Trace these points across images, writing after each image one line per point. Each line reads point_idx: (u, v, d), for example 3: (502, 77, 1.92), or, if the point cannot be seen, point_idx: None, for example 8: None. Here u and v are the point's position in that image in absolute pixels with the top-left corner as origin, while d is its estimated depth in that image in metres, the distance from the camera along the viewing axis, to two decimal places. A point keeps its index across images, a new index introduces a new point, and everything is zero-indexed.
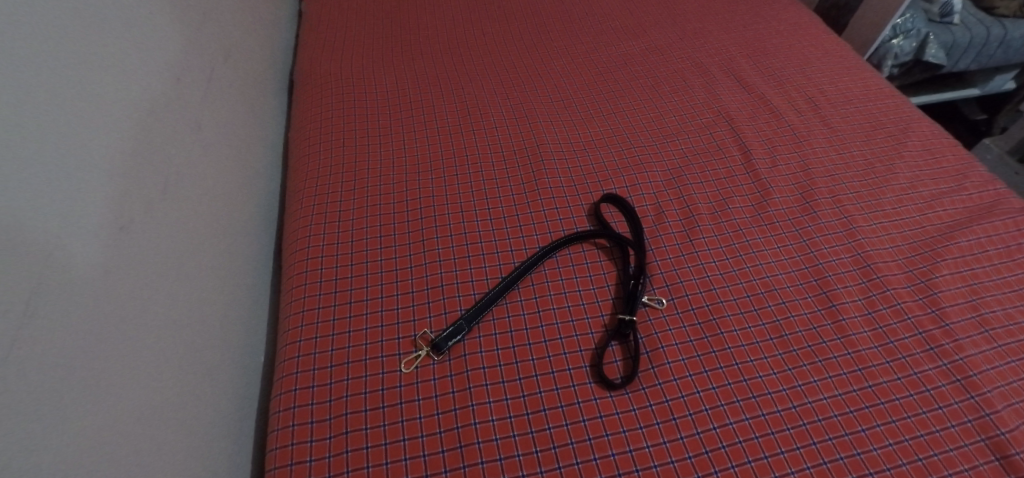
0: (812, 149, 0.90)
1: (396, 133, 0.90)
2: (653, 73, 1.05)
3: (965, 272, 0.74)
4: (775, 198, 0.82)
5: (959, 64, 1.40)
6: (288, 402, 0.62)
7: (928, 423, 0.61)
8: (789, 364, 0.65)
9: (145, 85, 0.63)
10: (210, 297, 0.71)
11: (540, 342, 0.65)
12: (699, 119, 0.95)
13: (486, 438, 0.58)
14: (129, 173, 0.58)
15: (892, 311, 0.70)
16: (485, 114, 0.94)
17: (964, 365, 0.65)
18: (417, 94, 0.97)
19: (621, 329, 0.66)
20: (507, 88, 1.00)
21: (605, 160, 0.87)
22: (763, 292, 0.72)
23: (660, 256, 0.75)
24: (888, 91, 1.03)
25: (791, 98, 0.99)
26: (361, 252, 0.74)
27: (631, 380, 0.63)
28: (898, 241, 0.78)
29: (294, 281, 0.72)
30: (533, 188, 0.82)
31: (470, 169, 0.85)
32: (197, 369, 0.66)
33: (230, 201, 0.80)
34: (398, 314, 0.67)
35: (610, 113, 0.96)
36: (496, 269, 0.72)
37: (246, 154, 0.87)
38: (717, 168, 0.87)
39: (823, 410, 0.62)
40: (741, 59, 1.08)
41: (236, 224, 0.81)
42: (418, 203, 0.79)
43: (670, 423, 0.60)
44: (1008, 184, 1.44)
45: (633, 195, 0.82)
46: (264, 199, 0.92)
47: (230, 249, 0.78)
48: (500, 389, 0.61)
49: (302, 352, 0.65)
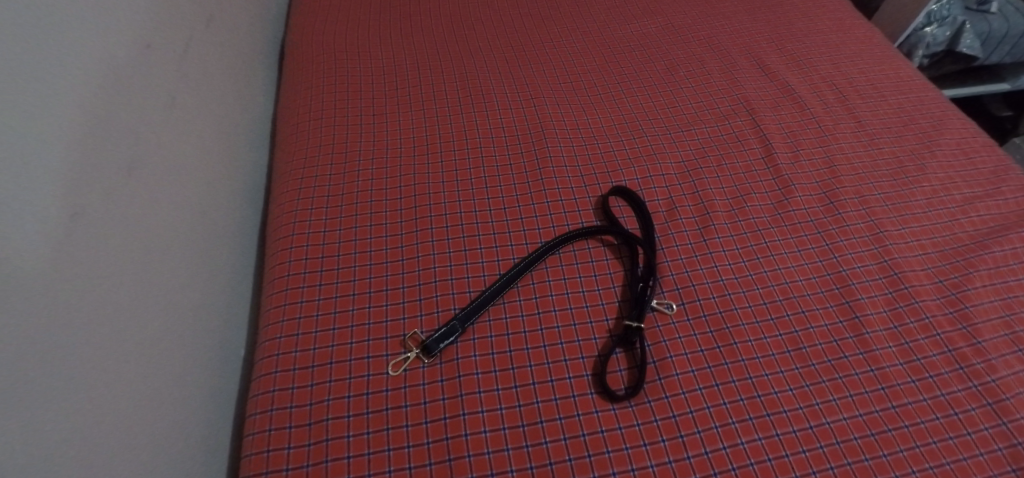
0: (838, 144, 0.84)
1: (392, 112, 0.84)
2: (670, 55, 0.98)
3: (1000, 285, 0.70)
4: (797, 197, 0.77)
5: (993, 56, 1.32)
6: (265, 404, 0.57)
7: (954, 449, 0.57)
8: (807, 380, 0.61)
9: (112, 53, 0.57)
10: (184, 285, 0.66)
11: (539, 347, 0.60)
12: (718, 107, 0.89)
13: (477, 452, 0.53)
14: (92, 151, 0.52)
15: (920, 326, 0.65)
16: (488, 94, 0.87)
17: (996, 387, 0.61)
18: (416, 71, 0.91)
19: (627, 336, 0.61)
20: (512, 67, 0.93)
21: (616, 149, 0.81)
22: (781, 300, 0.67)
23: (671, 257, 0.70)
24: (921, 83, 0.96)
25: (817, 87, 0.93)
26: (348, 242, 0.68)
27: (636, 391, 0.58)
28: (928, 248, 0.73)
29: (276, 271, 0.67)
30: (536, 176, 0.76)
31: (470, 154, 0.79)
32: (168, 363, 0.61)
33: (208, 182, 0.74)
34: (386, 311, 0.62)
35: (622, 97, 0.90)
36: (494, 265, 0.67)
37: (227, 130, 0.81)
38: (735, 161, 0.81)
39: (842, 432, 0.58)
40: (764, 43, 1.01)
41: (214, 205, 0.75)
42: (412, 190, 0.74)
43: (676, 441, 0.55)
44: None
45: (644, 188, 0.77)
46: (246, 178, 0.86)
47: (207, 233, 0.72)
48: (494, 398, 0.57)
49: (282, 350, 0.60)
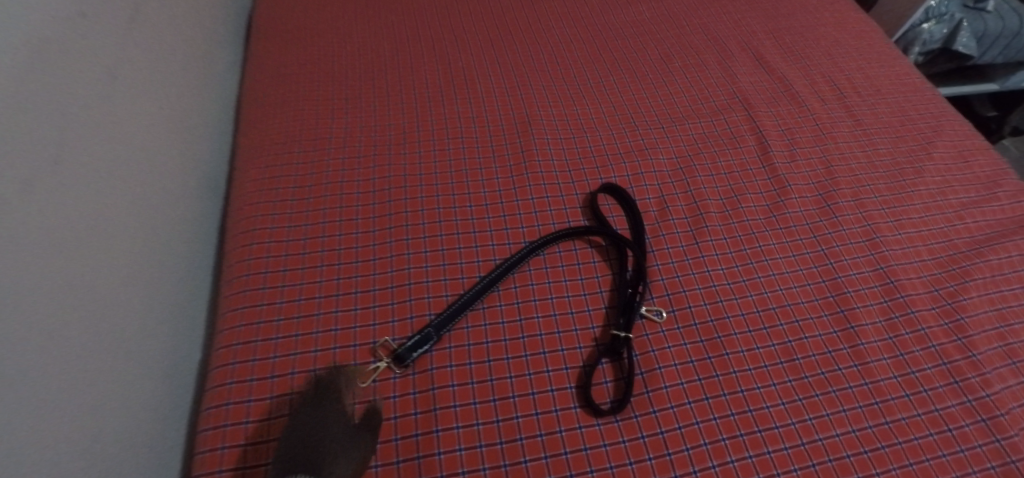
0: (835, 143, 0.81)
1: (366, 97, 0.78)
2: (664, 44, 0.94)
3: (994, 294, 0.68)
4: (793, 198, 0.74)
5: (986, 55, 1.31)
6: (217, 419, 0.50)
7: (947, 466, 0.55)
8: (800, 394, 0.58)
9: (43, 20, 0.50)
10: (138, 282, 0.60)
11: (520, 357, 0.56)
12: (712, 101, 0.85)
13: (451, 472, 0.49)
14: (20, 130, 0.46)
15: (915, 337, 0.63)
16: (471, 81, 0.82)
17: (990, 402, 0.59)
18: (393, 54, 0.85)
19: (615, 345, 0.57)
20: (497, 52, 0.88)
21: (606, 142, 0.77)
22: (774, 308, 0.64)
23: (661, 260, 0.66)
24: (919, 82, 0.94)
25: (814, 83, 0.89)
26: (316, 239, 0.63)
27: (624, 405, 0.54)
28: (923, 255, 0.71)
29: (234, 269, 0.61)
30: (521, 170, 0.72)
31: (450, 144, 0.74)
32: (123, 367, 0.55)
33: (162, 167, 0.67)
34: (356, 316, 0.57)
35: (613, 87, 0.85)
36: (473, 266, 0.62)
37: (184, 111, 0.74)
38: (730, 158, 0.77)
39: (834, 449, 0.55)
40: (761, 35, 0.97)
41: (170, 192, 0.68)
42: (386, 182, 0.68)
43: (664, 459, 0.52)
44: None
45: (634, 186, 0.73)
46: (207, 163, 0.79)
47: (162, 224, 0.66)
48: (470, 412, 0.52)
49: (238, 359, 0.54)
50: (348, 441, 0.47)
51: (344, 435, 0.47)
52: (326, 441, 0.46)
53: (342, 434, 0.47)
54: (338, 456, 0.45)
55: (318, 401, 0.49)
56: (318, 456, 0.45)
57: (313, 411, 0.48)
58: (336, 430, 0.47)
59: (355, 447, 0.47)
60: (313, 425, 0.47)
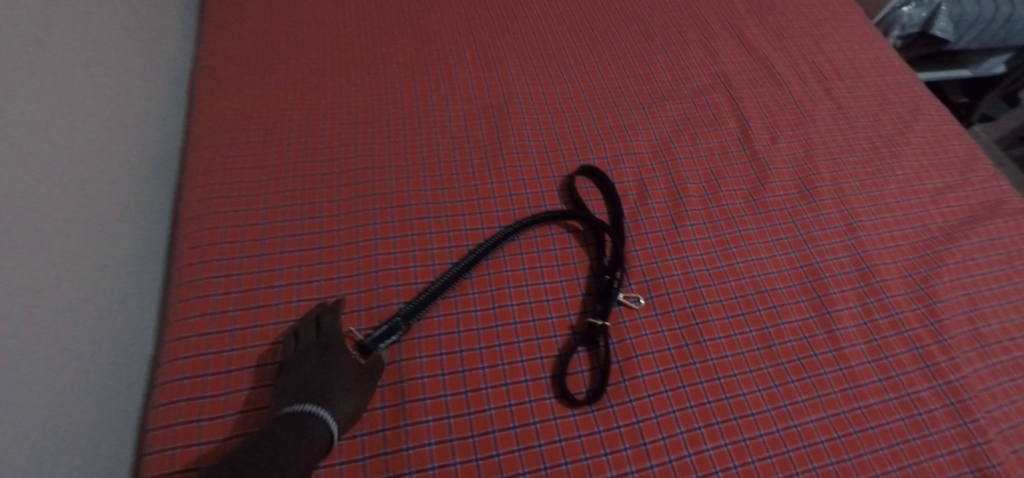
0: (816, 127, 0.80)
1: (331, 72, 0.73)
2: (646, 21, 0.91)
3: (965, 279, 0.68)
4: (772, 182, 0.72)
5: (963, 40, 1.31)
6: (168, 418, 0.47)
7: (917, 451, 0.56)
8: (776, 380, 0.58)
9: None
10: (81, 270, 0.55)
11: (493, 346, 0.54)
12: (694, 81, 0.83)
13: (420, 467, 0.47)
14: None
15: (889, 322, 0.63)
16: (444, 56, 0.78)
17: (959, 386, 0.60)
18: (361, 26, 0.80)
19: (591, 334, 0.55)
20: (472, 26, 0.84)
21: (585, 122, 0.74)
22: (752, 294, 0.63)
23: (640, 245, 0.65)
24: (899, 65, 0.93)
25: (796, 64, 0.88)
26: (275, 224, 0.59)
27: (598, 395, 0.53)
28: (899, 240, 0.71)
29: (186, 257, 0.56)
30: (496, 150, 0.69)
31: (421, 123, 0.70)
32: (68, 361, 0.52)
33: (104, 144, 0.62)
34: (319, 305, 0.54)
35: (593, 65, 0.82)
36: (445, 252, 0.59)
37: (129, 84, 0.69)
38: (710, 141, 0.76)
39: (809, 435, 0.55)
40: (744, 14, 0.95)
41: (116, 171, 0.63)
42: (353, 163, 0.65)
43: (639, 449, 0.51)
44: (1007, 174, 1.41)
45: (613, 168, 0.70)
46: (160, 139, 0.73)
47: (108, 206, 0.61)
48: (441, 405, 0.50)
49: (190, 352, 0.50)
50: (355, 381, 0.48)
51: (351, 377, 0.48)
52: (332, 383, 0.47)
53: (348, 377, 0.48)
54: (344, 396, 0.47)
55: (326, 347, 0.50)
56: (324, 396, 0.46)
57: (320, 356, 0.49)
58: (343, 374, 0.48)
59: (361, 389, 0.48)
60: (318, 369, 0.48)
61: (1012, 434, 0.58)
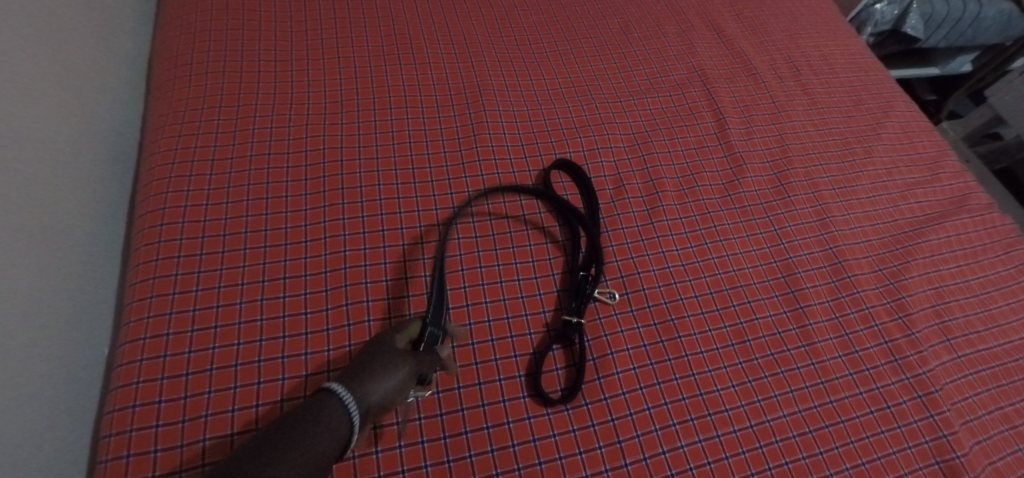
0: (791, 122, 0.80)
1: (298, 61, 0.71)
2: (623, 13, 0.90)
3: (933, 274, 0.69)
4: (748, 177, 0.72)
5: (932, 38, 1.34)
6: (122, 424, 0.44)
7: (885, 443, 0.56)
8: (750, 375, 0.58)
9: None
10: (26, 267, 0.51)
11: (466, 345, 0.53)
12: (671, 75, 0.82)
13: (390, 470, 0.46)
14: None
15: (860, 317, 0.64)
16: (418, 44, 0.76)
17: (927, 379, 0.61)
18: (329, 14, 0.77)
19: (566, 331, 0.55)
20: (447, 15, 0.82)
21: (561, 115, 0.73)
22: (727, 289, 0.63)
23: (616, 240, 0.64)
24: (871, 62, 0.94)
25: (772, 59, 0.88)
26: (239, 219, 0.56)
27: (573, 394, 0.52)
28: (870, 235, 0.72)
29: (140, 253, 0.53)
30: (470, 143, 0.67)
31: (393, 114, 0.68)
32: (20, 363, 0.49)
33: (52, 133, 0.58)
34: (284, 304, 0.52)
35: (570, 56, 0.81)
36: (417, 248, 0.58)
37: (79, 69, 0.64)
38: (687, 135, 0.75)
39: (781, 430, 0.55)
40: (721, 8, 0.94)
41: (64, 162, 0.59)
42: (321, 156, 0.62)
43: (614, 448, 0.50)
44: (975, 172, 1.43)
45: (590, 162, 0.69)
46: (116, 129, 0.69)
47: (57, 199, 0.57)
48: (411, 406, 0.49)
49: (146, 355, 0.47)
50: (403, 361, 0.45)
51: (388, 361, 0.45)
52: (373, 359, 0.44)
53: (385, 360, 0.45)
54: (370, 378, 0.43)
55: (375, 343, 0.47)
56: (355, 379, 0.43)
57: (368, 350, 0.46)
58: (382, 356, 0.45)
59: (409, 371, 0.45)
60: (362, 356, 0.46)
61: (975, 425, 0.60)
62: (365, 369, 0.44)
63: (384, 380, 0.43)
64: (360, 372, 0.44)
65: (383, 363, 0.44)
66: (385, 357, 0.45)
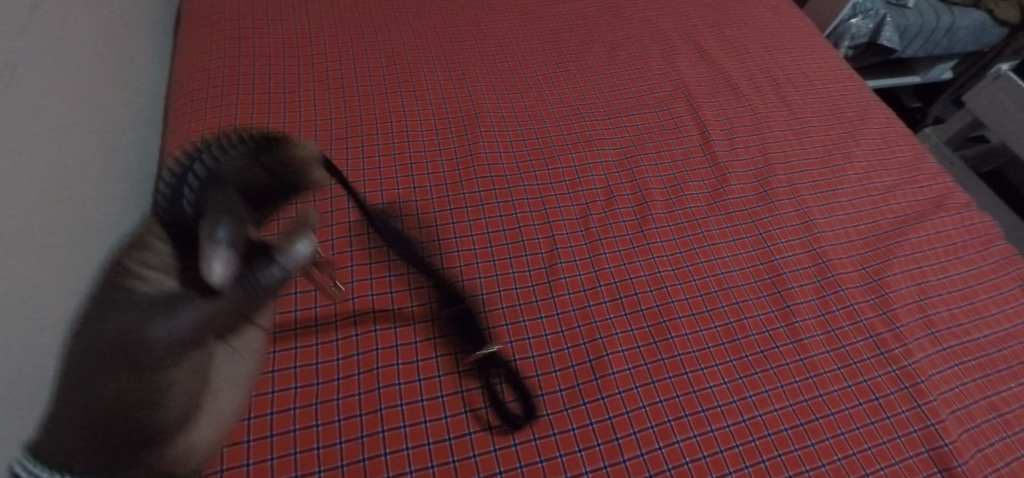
0: (772, 132, 0.84)
1: (305, 92, 0.75)
2: (609, 36, 0.95)
3: (915, 271, 0.73)
4: (732, 185, 0.76)
5: (910, 48, 1.39)
6: None
7: (875, 434, 0.59)
8: (741, 372, 0.60)
9: None
10: (55, 289, 0.55)
11: (468, 351, 0.57)
12: (656, 92, 0.86)
13: (399, 471, 0.48)
14: None
15: (845, 313, 0.67)
16: (416, 73, 0.81)
17: (912, 371, 0.63)
18: (334, 47, 0.82)
19: (484, 363, 0.55)
20: (442, 44, 0.87)
21: (553, 134, 0.78)
22: (716, 290, 0.66)
23: (609, 248, 0.67)
24: (846, 73, 0.99)
25: (752, 74, 0.93)
26: None
27: (533, 406, 0.54)
28: (852, 236, 0.75)
29: None
30: (467, 162, 0.71)
31: (395, 138, 0.72)
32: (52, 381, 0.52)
33: (77, 164, 0.62)
34: (296, 319, 0.56)
35: (559, 78, 0.86)
36: (419, 261, 0.62)
37: (104, 105, 0.69)
38: (673, 147, 0.79)
39: (773, 423, 0.57)
40: (702, 28, 1.00)
41: (91, 192, 0.63)
42: None
43: (612, 444, 0.53)
44: (959, 174, 1.46)
45: (581, 176, 0.73)
46: (134, 160, 0.74)
47: (81, 225, 0.61)
48: (417, 410, 0.52)
49: None
50: (155, 323, 0.35)
51: (129, 339, 0.35)
52: (113, 345, 0.34)
53: (125, 341, 0.34)
54: (112, 380, 0.34)
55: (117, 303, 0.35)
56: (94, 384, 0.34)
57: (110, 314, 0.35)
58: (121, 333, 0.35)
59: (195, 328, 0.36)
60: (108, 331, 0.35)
61: (963, 414, 0.62)
62: (103, 369, 0.34)
63: (125, 374, 0.34)
64: (97, 371, 0.34)
65: (121, 345, 0.34)
66: (125, 320, 0.35)
